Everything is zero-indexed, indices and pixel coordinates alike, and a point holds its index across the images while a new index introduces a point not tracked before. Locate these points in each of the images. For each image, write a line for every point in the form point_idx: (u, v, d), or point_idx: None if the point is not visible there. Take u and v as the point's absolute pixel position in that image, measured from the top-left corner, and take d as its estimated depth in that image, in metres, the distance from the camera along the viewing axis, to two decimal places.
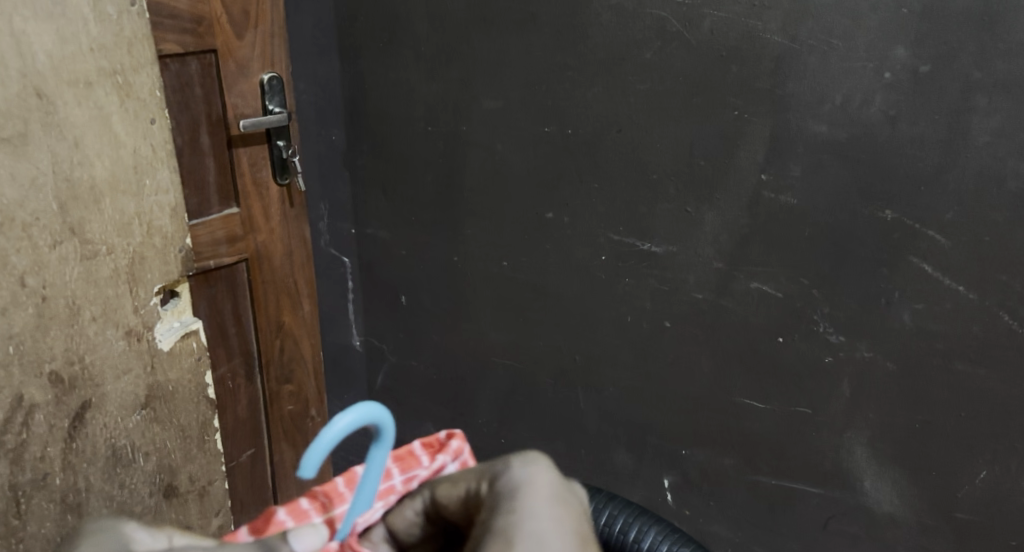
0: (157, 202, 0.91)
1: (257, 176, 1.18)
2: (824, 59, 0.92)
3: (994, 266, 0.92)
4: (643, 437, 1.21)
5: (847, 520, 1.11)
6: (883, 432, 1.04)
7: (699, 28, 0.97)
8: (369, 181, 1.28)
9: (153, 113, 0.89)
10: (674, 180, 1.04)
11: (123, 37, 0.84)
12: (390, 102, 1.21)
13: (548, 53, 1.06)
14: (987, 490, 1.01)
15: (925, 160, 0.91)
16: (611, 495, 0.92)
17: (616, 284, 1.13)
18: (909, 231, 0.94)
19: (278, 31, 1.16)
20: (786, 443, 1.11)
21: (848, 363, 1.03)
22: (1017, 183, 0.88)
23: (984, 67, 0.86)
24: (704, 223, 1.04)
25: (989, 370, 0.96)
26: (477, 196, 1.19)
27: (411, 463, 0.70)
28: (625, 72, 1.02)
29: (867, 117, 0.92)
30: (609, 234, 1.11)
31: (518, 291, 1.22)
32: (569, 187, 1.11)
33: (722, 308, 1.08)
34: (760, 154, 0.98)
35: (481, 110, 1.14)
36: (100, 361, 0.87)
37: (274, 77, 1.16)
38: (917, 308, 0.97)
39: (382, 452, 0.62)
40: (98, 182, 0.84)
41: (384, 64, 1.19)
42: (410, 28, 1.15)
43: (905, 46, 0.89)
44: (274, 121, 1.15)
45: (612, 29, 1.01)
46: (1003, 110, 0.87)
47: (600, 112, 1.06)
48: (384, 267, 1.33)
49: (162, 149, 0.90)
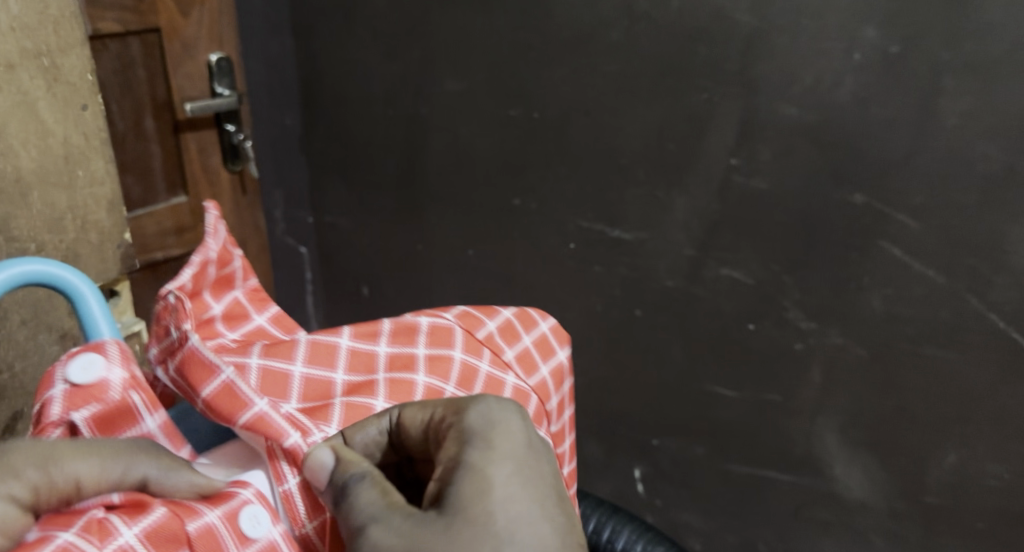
0: (92, 194, 0.85)
1: (207, 162, 1.13)
2: (795, 40, 0.89)
3: (964, 249, 0.90)
4: (614, 426, 1.20)
5: (817, 507, 1.11)
6: (854, 418, 1.03)
7: (667, 7, 0.93)
8: (327, 167, 1.23)
9: (85, 98, 0.83)
10: (643, 164, 1.01)
11: (48, 16, 0.78)
12: (347, 84, 1.15)
13: (511, 32, 1.02)
14: (955, 474, 1.00)
15: (895, 143, 0.88)
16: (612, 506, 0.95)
17: (586, 272, 1.10)
18: (880, 215, 0.92)
19: (226, 9, 1.09)
20: (756, 431, 1.10)
21: (818, 350, 1.01)
22: (985, 165, 0.86)
23: (954, 48, 0.84)
24: (674, 209, 1.01)
25: (958, 354, 0.95)
26: (440, 182, 1.15)
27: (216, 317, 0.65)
28: (592, 53, 0.98)
29: (838, 99, 0.89)
30: (578, 222, 1.08)
31: (484, 280, 1.18)
32: (536, 173, 1.07)
33: (693, 295, 1.05)
34: (730, 137, 0.95)
35: (443, 91, 1.09)
36: (32, 368, 0.82)
37: (224, 58, 1.10)
38: (887, 293, 0.95)
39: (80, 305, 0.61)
40: (24, 173, 0.78)
41: (339, 44, 1.14)
42: (365, 5, 1.09)
43: (876, 26, 0.86)
44: (221, 104, 1.09)
45: (577, 8, 0.97)
46: (972, 91, 0.84)
47: (567, 94, 1.02)
48: (344, 256, 1.28)
49: (97, 136, 0.85)
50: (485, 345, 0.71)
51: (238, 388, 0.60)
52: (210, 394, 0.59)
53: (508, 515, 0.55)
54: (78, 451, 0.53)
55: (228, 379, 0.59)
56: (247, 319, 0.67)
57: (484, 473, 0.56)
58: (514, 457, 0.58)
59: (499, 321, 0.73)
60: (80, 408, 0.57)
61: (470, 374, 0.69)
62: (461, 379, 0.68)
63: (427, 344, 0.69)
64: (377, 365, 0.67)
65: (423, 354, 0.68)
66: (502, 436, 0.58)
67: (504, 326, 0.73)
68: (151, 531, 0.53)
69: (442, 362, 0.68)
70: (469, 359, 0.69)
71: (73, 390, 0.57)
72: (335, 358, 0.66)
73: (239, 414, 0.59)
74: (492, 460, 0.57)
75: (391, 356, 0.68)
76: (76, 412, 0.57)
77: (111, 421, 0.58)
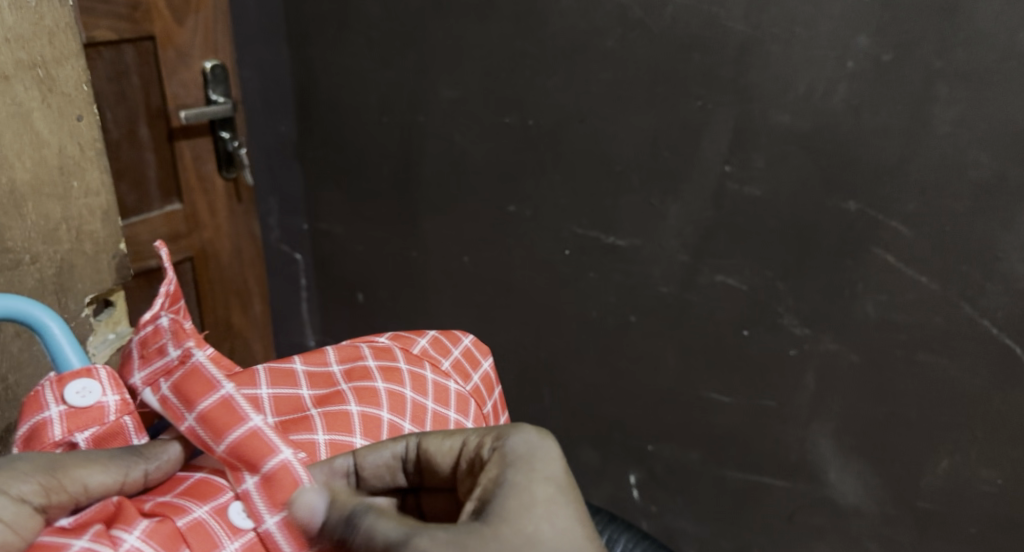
0: (86, 204, 0.85)
1: (201, 169, 1.13)
2: (787, 48, 0.89)
3: (956, 255, 0.90)
4: (609, 432, 1.20)
5: (812, 512, 1.11)
6: (847, 424, 1.03)
7: (661, 15, 0.93)
8: (322, 174, 1.23)
9: (80, 109, 0.83)
10: (638, 171, 1.01)
11: (42, 27, 0.78)
12: (341, 92, 1.15)
13: (506, 40, 1.02)
14: (948, 479, 1.01)
15: (887, 150, 0.89)
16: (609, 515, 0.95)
17: (581, 278, 1.10)
18: (873, 222, 0.92)
19: (220, 17, 1.09)
20: (751, 437, 1.10)
21: (812, 356, 1.02)
22: (977, 172, 0.86)
23: (945, 56, 0.84)
24: (668, 216, 1.02)
25: (950, 359, 0.95)
26: (435, 190, 1.15)
27: (157, 360, 0.62)
28: (587, 61, 0.99)
29: (831, 107, 0.90)
30: (573, 228, 1.08)
31: (479, 286, 1.19)
32: (531, 180, 1.08)
33: (688, 302, 1.06)
34: (725, 144, 0.95)
35: (438, 99, 1.09)
36: (27, 380, 0.83)
37: (218, 66, 1.09)
38: (881, 299, 0.96)
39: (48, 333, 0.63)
40: (19, 184, 0.78)
41: (333, 52, 1.13)
42: (360, 13, 1.09)
43: (868, 34, 0.86)
44: (216, 112, 1.09)
45: (572, 16, 0.98)
46: (963, 99, 0.85)
47: (562, 102, 1.02)
48: (338, 263, 1.28)
49: (92, 146, 0.85)
50: (423, 358, 0.75)
51: (236, 402, 0.61)
52: (208, 409, 0.60)
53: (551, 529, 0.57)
54: (83, 462, 0.58)
55: (226, 395, 0.61)
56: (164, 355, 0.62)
57: (529, 492, 0.58)
58: (556, 476, 0.59)
59: (429, 338, 0.77)
60: (81, 430, 0.61)
61: (420, 382, 0.72)
62: (417, 386, 0.71)
63: (378, 358, 0.72)
64: (335, 380, 0.70)
65: (375, 366, 0.72)
66: (544, 456, 0.60)
67: (435, 341, 0.77)
68: (151, 533, 0.58)
69: (396, 373, 0.71)
70: (415, 370, 0.73)
71: (71, 412, 0.61)
72: (297, 379, 0.69)
73: (235, 428, 0.60)
74: (535, 479, 0.59)
75: (347, 371, 0.71)
76: (78, 433, 0.61)
77: (106, 439, 0.62)
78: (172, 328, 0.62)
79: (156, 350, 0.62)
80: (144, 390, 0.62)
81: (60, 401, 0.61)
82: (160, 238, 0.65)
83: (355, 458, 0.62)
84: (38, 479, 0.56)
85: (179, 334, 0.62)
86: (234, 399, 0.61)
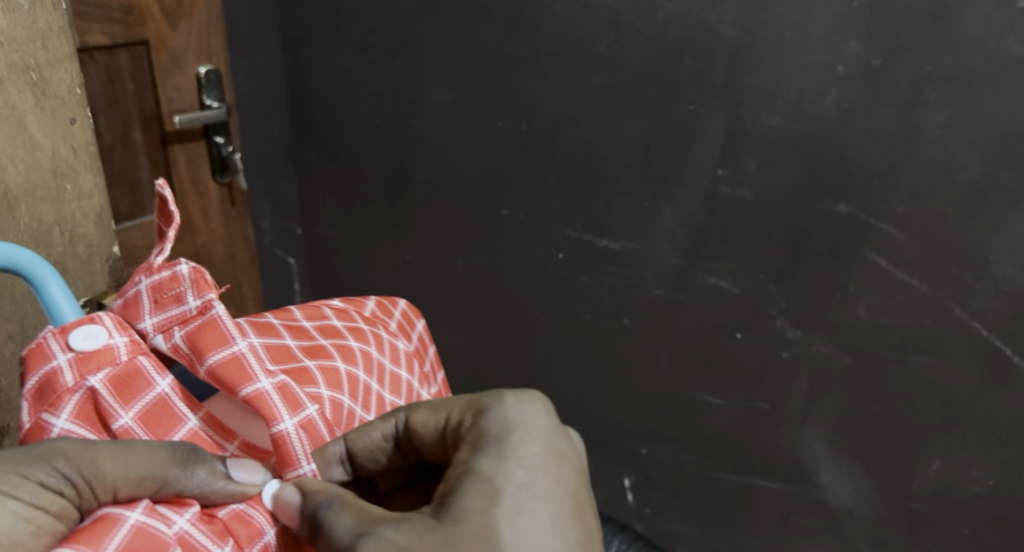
0: (80, 207, 0.86)
1: (195, 173, 1.13)
2: (778, 52, 0.90)
3: (946, 257, 0.91)
4: (603, 435, 1.20)
5: (805, 514, 1.12)
6: (840, 426, 1.04)
7: (653, 20, 0.94)
8: (316, 178, 1.23)
9: (73, 112, 0.83)
10: (631, 175, 1.01)
11: (36, 30, 0.78)
12: (335, 96, 1.15)
13: (498, 45, 1.02)
14: (940, 480, 1.01)
15: (877, 153, 0.89)
16: (601, 516, 0.95)
17: (575, 281, 1.11)
18: (864, 225, 0.93)
19: (214, 21, 1.10)
20: (744, 439, 1.10)
21: (804, 358, 1.02)
22: (966, 175, 0.87)
23: (933, 61, 0.85)
24: (661, 219, 1.02)
25: (941, 361, 0.95)
26: (428, 193, 1.15)
27: (170, 304, 0.61)
28: (579, 65, 0.99)
29: (821, 111, 0.90)
30: (567, 231, 1.08)
31: (473, 289, 1.19)
32: (525, 184, 1.08)
33: (681, 304, 1.06)
34: (716, 148, 0.96)
35: (431, 103, 1.09)
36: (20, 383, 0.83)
37: (212, 70, 1.10)
38: (872, 301, 0.96)
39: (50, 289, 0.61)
40: (11, 188, 0.79)
41: (327, 56, 1.14)
42: (353, 18, 1.09)
43: (857, 39, 0.87)
44: (210, 116, 1.10)
45: (564, 21, 0.98)
46: (952, 103, 0.85)
47: (555, 106, 1.02)
48: (332, 266, 1.29)
49: (85, 149, 0.85)
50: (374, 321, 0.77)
51: (249, 361, 0.60)
52: (218, 364, 0.60)
53: (517, 526, 0.58)
54: (113, 456, 0.54)
55: (240, 351, 0.60)
56: (177, 303, 0.60)
57: (498, 482, 0.59)
58: (529, 464, 0.60)
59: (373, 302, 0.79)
60: (95, 373, 0.57)
61: (381, 341, 0.74)
62: (381, 343, 0.73)
63: (341, 319, 0.74)
64: (312, 334, 0.70)
65: (342, 326, 0.73)
66: (519, 444, 0.61)
67: (377, 305, 0.79)
68: (201, 519, 0.57)
69: (360, 332, 0.73)
70: (374, 330, 0.74)
71: (81, 358, 0.57)
72: (279, 330, 0.68)
73: (242, 387, 0.59)
74: (505, 468, 0.59)
75: (318, 328, 0.71)
76: (91, 377, 0.57)
77: (124, 381, 0.58)
78: (192, 276, 0.60)
79: (173, 297, 0.60)
80: (155, 336, 0.60)
81: (69, 350, 0.57)
82: (161, 179, 0.63)
83: (346, 442, 0.63)
84: (74, 467, 0.53)
85: (199, 284, 0.60)
86: (246, 357, 0.60)
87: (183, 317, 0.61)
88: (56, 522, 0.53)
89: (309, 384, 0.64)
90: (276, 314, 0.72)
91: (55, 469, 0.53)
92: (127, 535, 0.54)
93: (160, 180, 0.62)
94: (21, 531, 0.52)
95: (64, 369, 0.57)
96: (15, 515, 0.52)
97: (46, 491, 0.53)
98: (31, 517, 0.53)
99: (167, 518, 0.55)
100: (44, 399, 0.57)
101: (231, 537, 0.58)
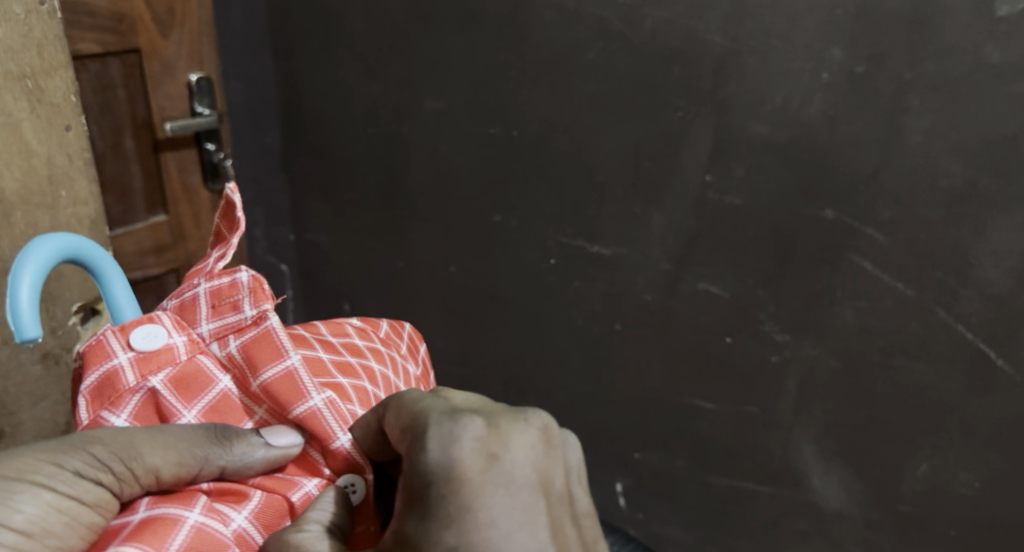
0: (74, 213, 0.86)
1: (186, 180, 1.13)
2: (764, 60, 0.91)
3: (931, 261, 0.92)
4: (595, 440, 1.21)
5: (796, 517, 1.12)
6: (829, 429, 1.05)
7: (640, 28, 0.95)
8: (308, 185, 1.24)
9: (68, 119, 0.84)
10: (621, 182, 1.02)
11: (32, 38, 0.79)
12: (327, 104, 1.16)
13: (488, 53, 1.03)
14: (927, 482, 1.02)
15: (862, 159, 0.91)
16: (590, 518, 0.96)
17: (566, 287, 1.12)
18: (850, 230, 0.94)
19: (206, 29, 1.10)
20: (735, 443, 1.11)
21: (793, 362, 1.03)
22: (949, 181, 0.88)
23: (915, 69, 0.86)
24: (651, 225, 1.03)
25: (927, 364, 0.97)
26: (420, 200, 1.16)
27: (228, 312, 0.64)
28: (569, 72, 1.00)
29: (807, 118, 0.91)
30: (558, 237, 1.09)
31: (465, 295, 1.20)
32: (516, 190, 1.09)
33: (671, 309, 1.07)
34: (704, 154, 0.97)
35: (423, 110, 1.10)
36: (15, 388, 0.85)
37: (203, 78, 1.10)
38: (859, 305, 0.97)
39: (109, 285, 0.66)
40: (8, 194, 0.80)
41: (319, 64, 1.14)
42: (346, 26, 1.10)
43: (841, 47, 0.88)
44: (200, 124, 1.10)
45: (554, 29, 0.99)
46: (934, 110, 0.87)
47: (546, 113, 1.03)
48: (325, 273, 1.29)
49: (80, 156, 0.86)
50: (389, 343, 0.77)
51: (300, 377, 0.63)
52: (272, 379, 0.62)
53: None
54: (156, 446, 0.58)
55: (292, 366, 0.63)
56: (235, 312, 0.64)
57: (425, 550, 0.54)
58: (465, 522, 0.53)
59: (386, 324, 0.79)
60: (156, 373, 0.62)
61: (393, 364, 0.74)
62: (396, 366, 0.74)
63: (361, 337, 0.74)
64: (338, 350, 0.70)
65: (364, 346, 0.73)
66: (448, 498, 0.54)
67: (391, 327, 0.80)
68: (257, 512, 0.60)
69: (380, 353, 0.73)
70: (390, 353, 0.75)
71: (139, 357, 0.62)
72: (313, 344, 0.69)
73: (296, 404, 0.62)
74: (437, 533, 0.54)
75: (345, 345, 0.71)
76: (152, 377, 0.62)
77: (187, 380, 0.63)
78: (251, 285, 0.63)
79: (230, 304, 0.64)
80: (212, 342, 0.64)
81: (127, 347, 0.62)
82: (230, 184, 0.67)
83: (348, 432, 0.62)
84: (112, 457, 0.58)
85: (258, 293, 0.64)
86: (297, 372, 0.63)
87: (241, 326, 0.64)
88: (91, 513, 0.59)
89: (346, 401, 0.65)
90: (303, 328, 0.72)
91: (94, 457, 0.58)
92: (188, 535, 0.56)
93: (232, 185, 0.67)
94: (56, 522, 0.58)
95: (124, 368, 0.61)
96: (50, 506, 0.58)
97: (80, 481, 0.58)
98: (65, 508, 0.58)
99: (224, 517, 0.59)
100: (104, 398, 0.62)
101: (288, 519, 0.61)
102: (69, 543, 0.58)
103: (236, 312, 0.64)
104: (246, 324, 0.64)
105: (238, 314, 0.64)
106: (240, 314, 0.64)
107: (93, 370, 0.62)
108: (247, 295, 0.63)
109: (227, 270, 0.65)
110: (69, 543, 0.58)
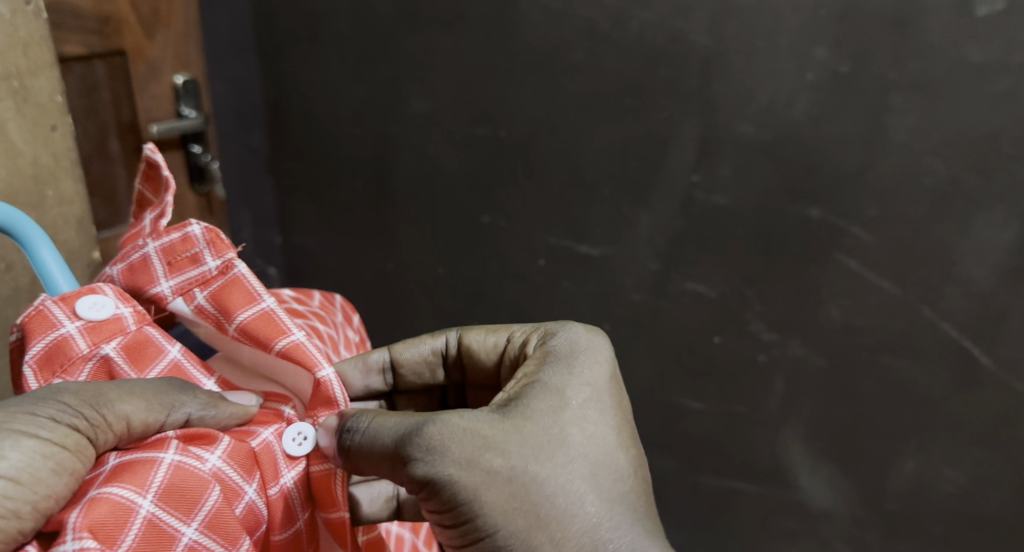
0: (60, 213, 0.86)
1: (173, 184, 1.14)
2: (750, 61, 0.92)
3: (915, 260, 0.93)
4: None
5: (784, 516, 1.13)
6: (816, 428, 1.05)
7: (627, 29, 0.95)
8: (294, 187, 1.23)
9: (54, 119, 0.83)
10: (608, 182, 1.03)
11: (17, 38, 0.79)
12: (314, 105, 1.16)
13: (475, 53, 1.04)
14: (913, 480, 1.03)
15: (847, 159, 0.91)
16: None
17: (554, 287, 1.12)
18: (836, 230, 0.95)
19: (191, 32, 1.10)
20: (723, 443, 1.12)
21: (780, 362, 1.04)
22: (932, 180, 0.89)
23: (898, 69, 0.87)
24: (638, 225, 1.04)
25: (912, 362, 0.97)
26: (407, 201, 1.16)
27: (187, 266, 0.64)
28: (556, 73, 1.00)
29: (792, 117, 0.92)
30: (546, 238, 1.09)
31: (453, 297, 1.20)
32: (504, 191, 1.09)
33: (659, 309, 1.07)
34: (691, 154, 0.98)
35: (409, 112, 1.10)
36: None
37: (189, 81, 1.10)
38: (845, 305, 0.98)
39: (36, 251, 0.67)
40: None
41: (305, 65, 1.14)
42: (332, 27, 1.10)
43: (826, 47, 0.89)
44: (186, 126, 1.11)
45: (541, 29, 0.99)
46: (916, 109, 0.88)
47: (534, 114, 1.03)
48: (312, 274, 1.29)
49: (66, 156, 0.85)
50: (327, 306, 0.89)
51: (277, 316, 0.64)
52: (249, 320, 0.63)
53: (570, 472, 0.62)
54: (126, 394, 0.58)
55: (267, 307, 0.64)
56: (199, 265, 0.64)
57: (562, 410, 0.65)
58: (590, 377, 0.67)
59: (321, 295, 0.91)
60: (109, 340, 0.63)
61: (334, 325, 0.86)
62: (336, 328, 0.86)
63: (300, 303, 0.85)
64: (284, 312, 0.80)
65: (306, 310, 0.84)
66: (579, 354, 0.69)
67: (325, 296, 0.91)
68: (231, 452, 0.61)
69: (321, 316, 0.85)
70: (329, 315, 0.87)
71: (90, 324, 0.62)
72: None
73: (276, 340, 0.63)
74: (570, 386, 0.66)
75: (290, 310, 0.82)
76: (105, 344, 0.63)
77: (139, 348, 0.64)
78: (207, 237, 0.64)
79: (188, 259, 0.64)
80: (174, 298, 0.65)
81: (76, 316, 0.62)
82: (152, 144, 0.66)
83: (391, 352, 0.74)
84: (85, 405, 0.56)
85: (216, 243, 0.64)
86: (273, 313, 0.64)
87: (205, 276, 0.65)
88: (74, 459, 0.55)
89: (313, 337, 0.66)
90: None
91: (66, 405, 0.56)
92: (166, 474, 0.58)
93: (149, 145, 0.67)
94: (42, 468, 0.54)
95: (75, 336, 0.62)
96: (34, 452, 0.54)
97: (59, 426, 0.55)
98: (49, 454, 0.55)
99: (200, 455, 0.60)
100: (56, 365, 0.61)
101: (258, 465, 0.62)
102: (56, 491, 0.55)
103: (194, 266, 0.64)
104: (210, 274, 0.64)
105: (200, 266, 0.64)
106: (202, 265, 0.64)
107: (39, 339, 0.61)
108: (206, 244, 0.64)
109: (175, 226, 0.65)
110: (55, 491, 0.55)
